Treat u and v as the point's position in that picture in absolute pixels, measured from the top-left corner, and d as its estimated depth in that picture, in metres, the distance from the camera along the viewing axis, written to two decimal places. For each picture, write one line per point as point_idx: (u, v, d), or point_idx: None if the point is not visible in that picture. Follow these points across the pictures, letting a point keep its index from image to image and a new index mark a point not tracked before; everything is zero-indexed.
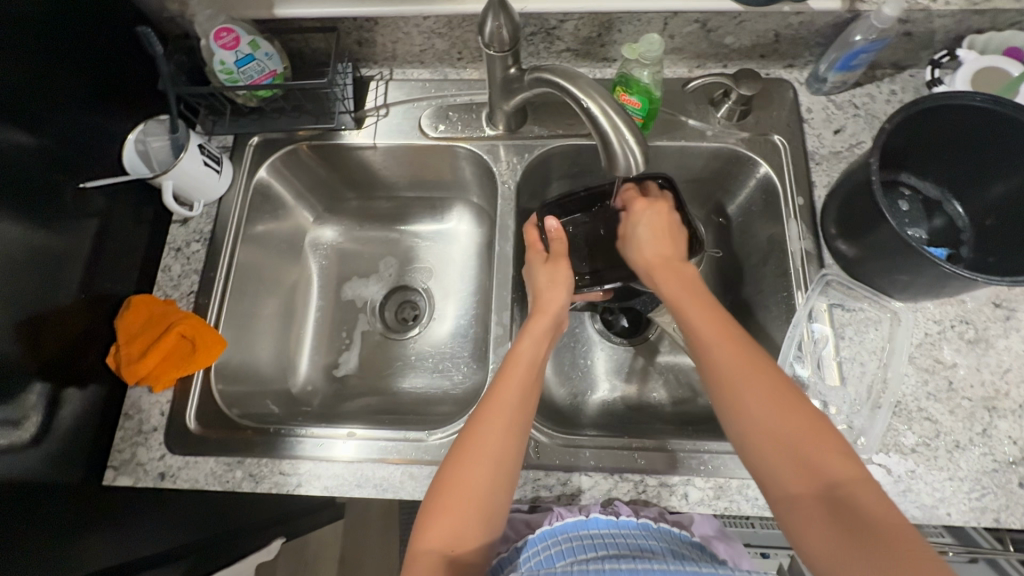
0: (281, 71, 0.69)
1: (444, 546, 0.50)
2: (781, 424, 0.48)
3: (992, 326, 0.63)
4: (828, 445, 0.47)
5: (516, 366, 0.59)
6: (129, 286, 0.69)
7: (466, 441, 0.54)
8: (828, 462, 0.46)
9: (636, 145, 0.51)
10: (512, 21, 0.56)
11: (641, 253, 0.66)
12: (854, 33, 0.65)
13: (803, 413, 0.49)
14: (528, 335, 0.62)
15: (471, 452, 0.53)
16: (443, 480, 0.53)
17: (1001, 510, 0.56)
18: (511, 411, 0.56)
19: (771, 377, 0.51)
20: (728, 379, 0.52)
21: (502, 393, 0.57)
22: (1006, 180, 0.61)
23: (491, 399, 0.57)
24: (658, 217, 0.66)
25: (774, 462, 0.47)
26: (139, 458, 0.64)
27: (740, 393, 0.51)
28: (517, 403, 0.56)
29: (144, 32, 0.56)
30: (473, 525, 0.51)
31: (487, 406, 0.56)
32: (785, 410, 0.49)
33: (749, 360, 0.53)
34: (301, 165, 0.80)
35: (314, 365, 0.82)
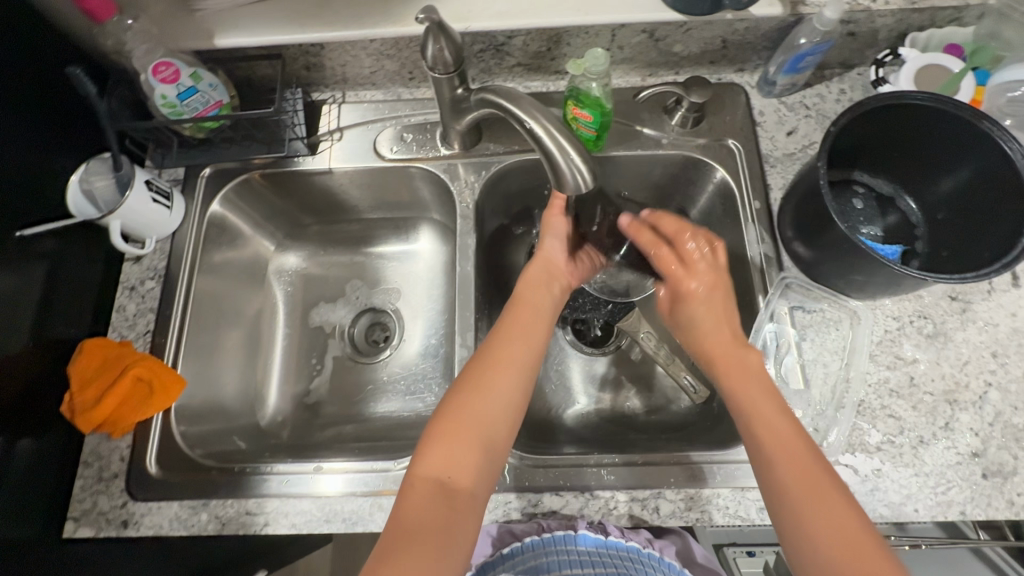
0: (228, 101, 0.68)
1: (441, 474, 0.52)
2: (799, 480, 0.49)
3: (949, 319, 0.64)
4: (844, 506, 0.48)
5: (526, 312, 0.64)
6: (82, 330, 0.68)
7: (469, 378, 0.58)
8: (852, 524, 0.46)
9: (582, 162, 0.52)
10: (453, 42, 0.56)
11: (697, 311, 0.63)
12: (799, 36, 0.65)
13: (823, 475, 0.49)
14: (528, 281, 0.67)
15: (476, 386, 0.57)
16: (443, 417, 0.55)
17: (966, 503, 0.57)
18: (517, 354, 0.59)
19: (795, 441, 0.51)
20: (758, 431, 0.53)
21: (511, 334, 0.61)
22: (953, 175, 0.62)
23: (504, 344, 0.60)
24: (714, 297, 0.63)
25: (804, 520, 0.48)
26: (100, 507, 0.62)
27: (766, 450, 0.51)
28: (527, 348, 0.60)
29: (75, 74, 0.57)
30: (471, 459, 0.53)
31: (493, 349, 0.60)
32: (796, 452, 0.51)
33: (773, 413, 0.53)
34: (256, 194, 0.79)
35: (282, 395, 0.80)
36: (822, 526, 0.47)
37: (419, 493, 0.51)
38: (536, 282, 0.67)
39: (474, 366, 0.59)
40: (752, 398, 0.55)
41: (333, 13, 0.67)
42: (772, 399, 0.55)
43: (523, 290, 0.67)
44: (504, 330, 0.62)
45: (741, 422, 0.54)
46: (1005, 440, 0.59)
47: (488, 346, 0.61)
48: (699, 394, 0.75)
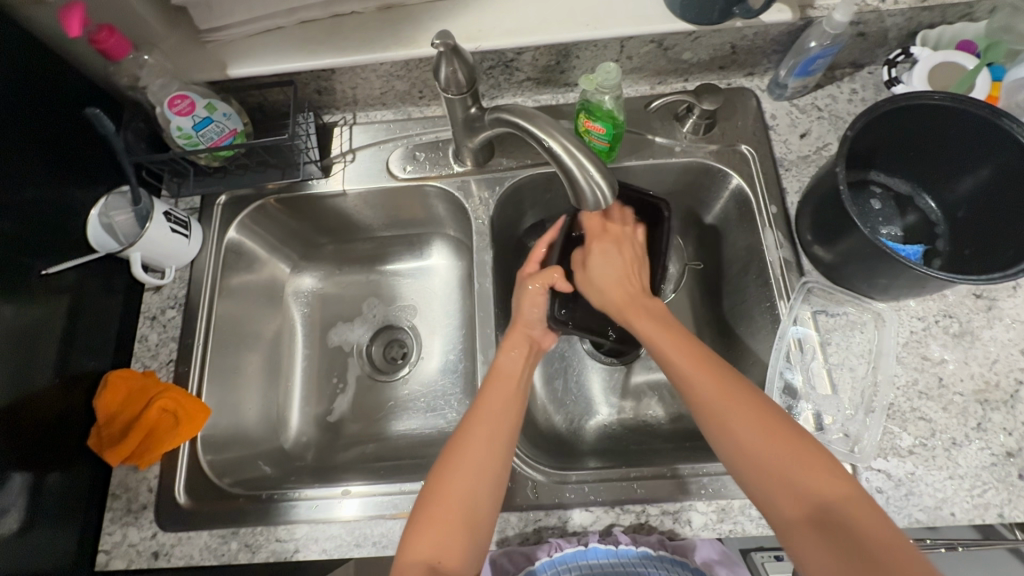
0: (242, 129, 0.69)
1: (429, 559, 0.50)
2: (766, 443, 0.49)
3: (975, 318, 0.64)
4: (810, 458, 0.48)
5: (505, 382, 0.61)
6: (106, 361, 0.68)
7: (450, 456, 0.56)
8: (817, 483, 0.47)
9: (601, 178, 0.51)
10: (466, 63, 0.56)
11: (608, 293, 0.65)
12: (809, 40, 0.65)
13: (785, 434, 0.50)
14: (508, 347, 0.64)
15: (455, 466, 0.55)
16: (428, 497, 0.54)
17: (1004, 505, 0.56)
18: (494, 423, 0.58)
19: (752, 413, 0.51)
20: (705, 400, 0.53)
21: (489, 405, 0.59)
22: (973, 173, 0.61)
23: (483, 417, 0.58)
24: (616, 256, 0.66)
25: (776, 493, 0.48)
26: (130, 539, 0.62)
27: (726, 420, 0.51)
28: (506, 419, 0.58)
29: (93, 114, 0.55)
30: (458, 542, 0.51)
31: (472, 423, 0.58)
32: (765, 428, 0.50)
33: (720, 382, 0.54)
34: (271, 219, 0.80)
35: (304, 417, 0.80)
36: (792, 491, 0.47)
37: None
38: (515, 350, 0.64)
39: (456, 443, 0.57)
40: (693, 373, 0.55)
41: (343, 38, 0.67)
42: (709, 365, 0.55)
43: (501, 361, 0.63)
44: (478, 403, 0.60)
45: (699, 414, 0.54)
46: None
47: (463, 423, 0.59)
48: None
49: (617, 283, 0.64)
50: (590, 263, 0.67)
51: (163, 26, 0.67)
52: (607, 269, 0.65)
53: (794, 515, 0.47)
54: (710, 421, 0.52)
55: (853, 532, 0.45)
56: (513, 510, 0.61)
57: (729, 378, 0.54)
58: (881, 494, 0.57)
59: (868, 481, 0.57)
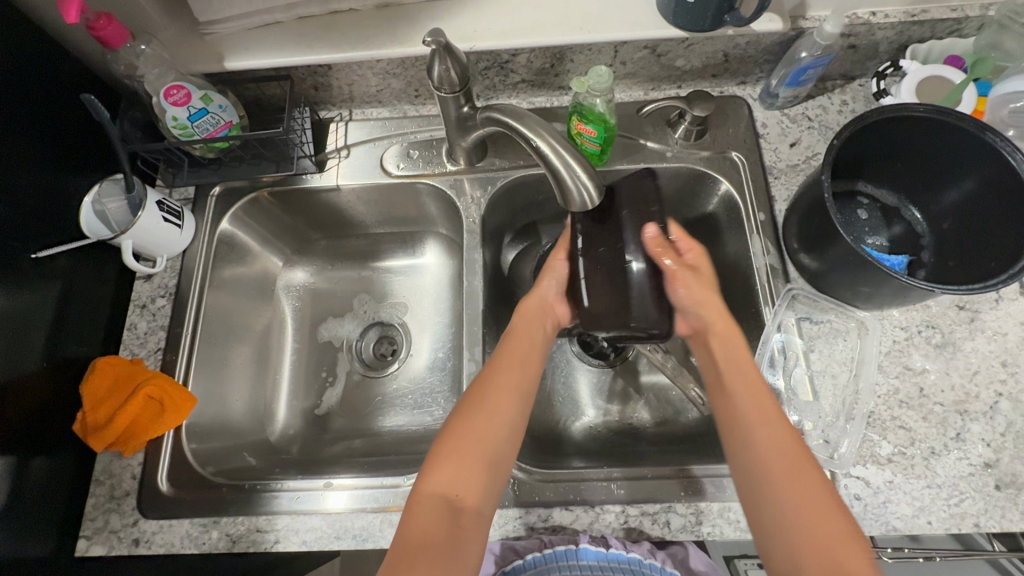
0: (237, 122, 0.69)
1: (445, 493, 0.52)
2: (776, 446, 0.52)
3: (957, 329, 0.64)
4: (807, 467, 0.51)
5: (522, 339, 0.64)
6: (94, 348, 0.68)
7: (473, 398, 0.58)
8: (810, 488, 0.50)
9: (588, 179, 0.52)
10: (459, 62, 0.57)
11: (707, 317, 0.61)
12: (800, 50, 0.66)
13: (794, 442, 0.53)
14: (523, 309, 0.67)
15: (477, 410, 0.57)
16: (448, 434, 0.56)
17: (981, 515, 0.56)
18: (515, 373, 0.60)
19: (792, 453, 0.52)
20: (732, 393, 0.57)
21: (510, 357, 0.62)
22: (958, 186, 0.62)
23: (507, 366, 0.61)
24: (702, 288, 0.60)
25: (769, 485, 0.51)
26: (111, 525, 0.62)
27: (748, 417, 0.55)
28: (527, 372, 0.61)
29: (89, 101, 0.56)
30: (475, 478, 0.53)
31: (493, 372, 0.60)
32: (796, 470, 0.51)
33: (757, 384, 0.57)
34: (265, 213, 0.80)
35: (291, 410, 0.81)
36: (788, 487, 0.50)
37: (421, 514, 0.51)
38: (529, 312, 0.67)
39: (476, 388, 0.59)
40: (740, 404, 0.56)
41: (341, 35, 0.68)
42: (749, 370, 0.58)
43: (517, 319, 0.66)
44: (503, 354, 0.62)
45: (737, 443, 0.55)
46: (1017, 450, 0.58)
47: (488, 368, 0.61)
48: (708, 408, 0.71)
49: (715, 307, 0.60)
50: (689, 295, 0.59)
51: (163, 17, 0.68)
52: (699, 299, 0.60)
53: (775, 508, 0.50)
54: (733, 418, 0.55)
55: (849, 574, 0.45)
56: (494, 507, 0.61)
57: (764, 384, 0.57)
58: (859, 501, 0.57)
59: (846, 488, 0.58)
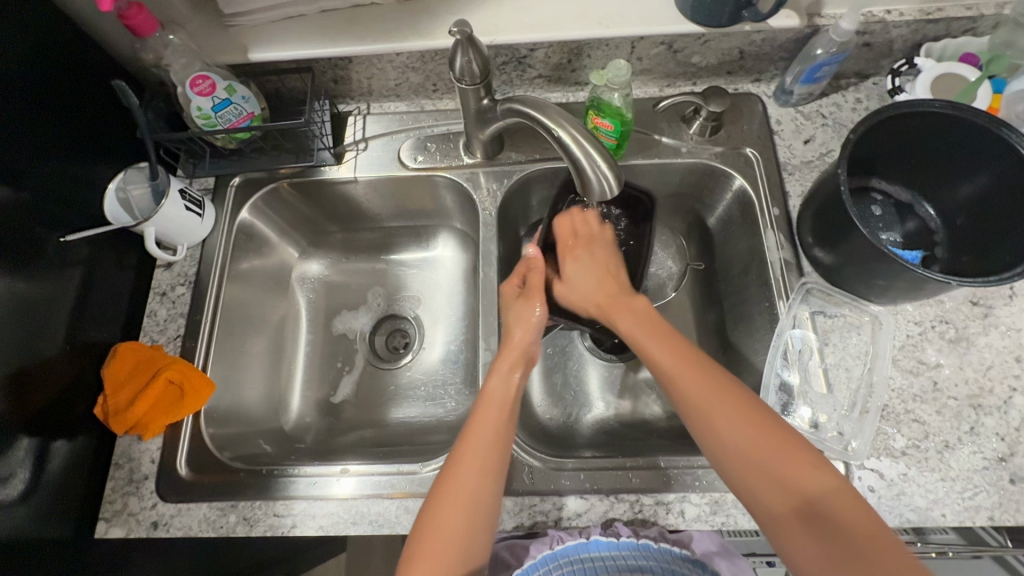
0: (259, 113, 0.71)
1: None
2: (749, 439, 0.52)
3: (971, 324, 0.65)
4: (792, 448, 0.51)
5: (488, 411, 0.59)
6: (115, 334, 0.69)
7: (443, 488, 0.55)
8: (803, 478, 0.49)
9: (608, 168, 0.53)
10: (481, 54, 0.58)
11: (585, 295, 0.68)
12: (816, 47, 0.67)
13: (772, 429, 0.52)
14: (496, 371, 0.62)
15: (448, 496, 0.54)
16: (422, 530, 0.53)
17: (994, 508, 0.56)
18: (486, 447, 0.57)
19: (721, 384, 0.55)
20: (696, 396, 0.55)
21: (478, 432, 0.58)
22: (972, 181, 0.62)
23: (466, 448, 0.57)
24: (592, 264, 0.69)
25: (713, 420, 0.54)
26: (130, 508, 0.63)
27: (713, 420, 0.53)
28: (494, 449, 0.57)
29: (120, 86, 0.57)
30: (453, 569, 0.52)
31: (460, 452, 0.57)
32: (749, 420, 0.52)
33: (717, 390, 0.55)
34: (283, 203, 0.81)
35: (306, 400, 0.81)
36: (789, 479, 0.49)
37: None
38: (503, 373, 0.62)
39: (446, 469, 0.56)
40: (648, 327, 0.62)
41: (362, 28, 0.70)
42: (709, 376, 0.56)
43: (491, 383, 0.61)
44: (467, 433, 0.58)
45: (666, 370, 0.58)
46: None
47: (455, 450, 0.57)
48: None
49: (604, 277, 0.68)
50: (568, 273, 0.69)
51: (188, 8, 0.69)
52: (585, 278, 0.68)
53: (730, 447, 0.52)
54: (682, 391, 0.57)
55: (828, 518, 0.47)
56: (509, 494, 0.61)
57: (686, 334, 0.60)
58: (873, 493, 0.58)
59: (860, 479, 0.58)
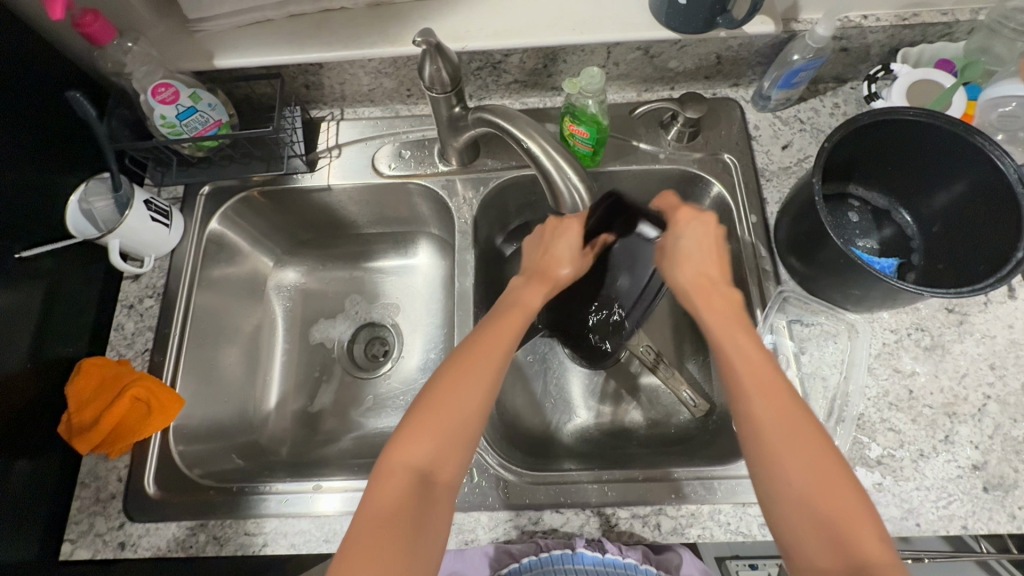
0: (226, 120, 0.69)
1: (420, 471, 0.47)
2: (819, 486, 0.44)
3: (947, 331, 0.65)
4: (860, 513, 0.43)
5: (512, 315, 0.54)
6: (80, 349, 0.67)
7: (451, 373, 0.50)
8: (870, 546, 0.41)
9: (579, 182, 0.54)
10: (451, 63, 0.56)
11: (684, 269, 0.54)
12: (792, 53, 0.66)
13: (847, 481, 0.44)
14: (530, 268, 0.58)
15: (454, 387, 0.50)
16: (423, 405, 0.49)
17: (968, 517, 0.56)
18: (501, 352, 0.52)
19: (790, 413, 0.46)
20: (764, 425, 0.46)
21: (495, 339, 0.52)
22: (947, 189, 0.62)
23: (483, 344, 0.52)
24: (704, 234, 0.55)
25: (770, 454, 0.45)
26: (97, 528, 0.61)
27: (776, 458, 0.45)
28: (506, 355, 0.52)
29: (75, 98, 0.55)
30: (454, 453, 0.48)
31: (473, 347, 0.52)
32: (810, 460, 0.44)
33: (787, 417, 0.46)
34: (256, 211, 0.80)
35: (282, 411, 0.80)
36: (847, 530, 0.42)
37: (389, 491, 0.46)
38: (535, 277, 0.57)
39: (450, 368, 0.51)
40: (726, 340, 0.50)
41: (333, 33, 0.68)
42: (790, 408, 0.46)
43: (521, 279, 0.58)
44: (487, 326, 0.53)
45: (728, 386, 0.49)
46: (1005, 452, 0.59)
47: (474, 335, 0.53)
48: (699, 408, 0.74)
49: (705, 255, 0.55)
50: (674, 235, 0.56)
51: (151, 13, 0.67)
52: (694, 246, 0.55)
53: (787, 490, 0.44)
54: (746, 417, 0.47)
55: None
56: (484, 509, 0.61)
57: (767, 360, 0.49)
58: None
59: None
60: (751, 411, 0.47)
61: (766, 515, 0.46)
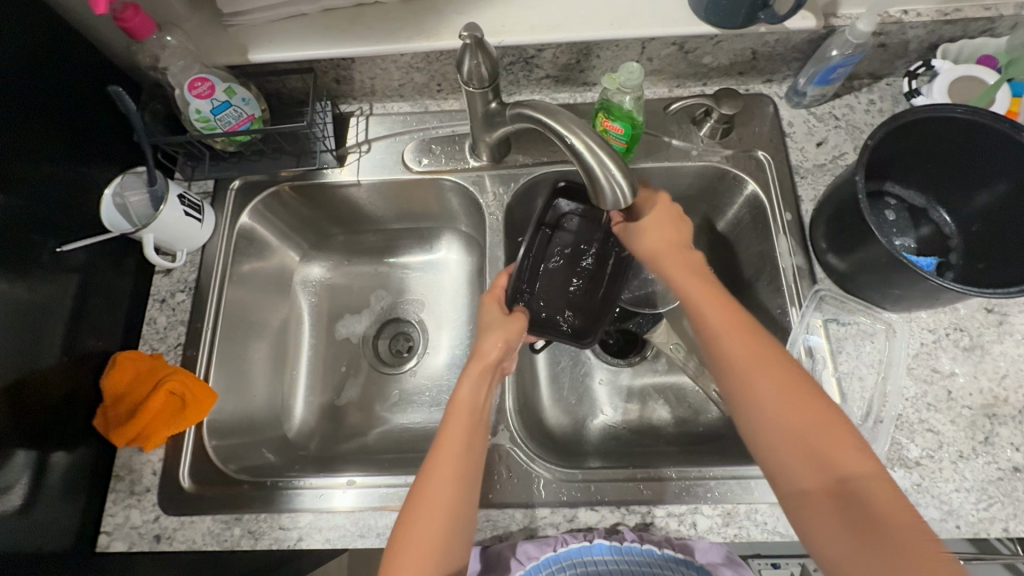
0: (259, 115, 0.69)
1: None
2: (795, 413, 0.48)
3: (986, 332, 0.64)
4: (832, 429, 0.47)
5: (458, 427, 0.55)
6: (114, 343, 0.68)
7: (413, 510, 0.51)
8: (837, 453, 0.46)
9: (622, 177, 0.51)
10: (490, 57, 0.56)
11: (645, 240, 0.61)
12: (831, 48, 0.65)
13: (813, 403, 0.49)
14: (465, 378, 0.58)
15: (416, 529, 0.50)
16: (392, 554, 0.49)
17: (1010, 519, 0.56)
18: (453, 474, 0.52)
19: (763, 350, 0.52)
20: (740, 361, 0.52)
21: (443, 469, 0.52)
22: (990, 188, 0.61)
23: (436, 474, 0.52)
24: (660, 213, 0.61)
25: (750, 390, 0.50)
26: (133, 521, 0.62)
27: (756, 391, 0.50)
28: (462, 467, 0.53)
29: (115, 92, 0.55)
30: None
31: (426, 475, 0.53)
32: (790, 392, 0.49)
33: (765, 355, 0.51)
34: (284, 206, 0.79)
35: (309, 406, 0.80)
36: (821, 445, 0.47)
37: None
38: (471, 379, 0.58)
39: (406, 513, 0.51)
40: (695, 291, 0.57)
41: (366, 27, 0.68)
42: (761, 341, 0.52)
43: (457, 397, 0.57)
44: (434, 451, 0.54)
45: (705, 332, 0.55)
46: None
47: (423, 466, 0.54)
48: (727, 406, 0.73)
49: (662, 234, 0.60)
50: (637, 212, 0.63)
51: (184, 7, 0.67)
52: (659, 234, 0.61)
53: (769, 422, 0.49)
54: (724, 359, 0.53)
55: (863, 503, 0.44)
56: (518, 506, 0.61)
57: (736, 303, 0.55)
58: None
59: None
60: (728, 351, 0.52)
61: (754, 448, 0.50)
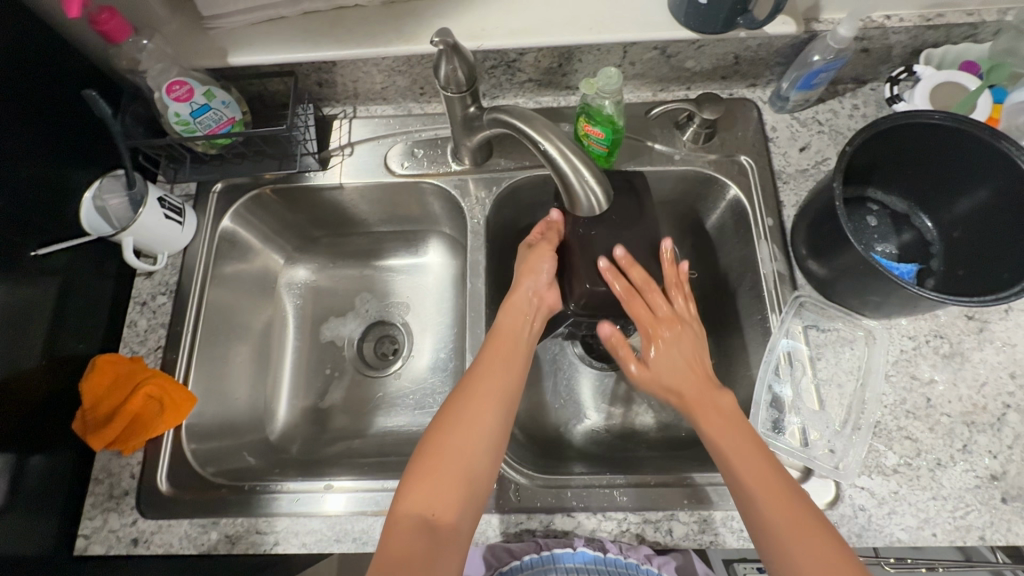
0: (240, 118, 0.69)
1: (424, 512, 0.51)
2: (801, 538, 0.48)
3: (966, 339, 0.64)
4: (839, 557, 0.47)
5: (503, 348, 0.62)
6: (93, 346, 0.67)
7: (448, 420, 0.57)
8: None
9: (595, 177, 0.53)
10: (467, 62, 0.56)
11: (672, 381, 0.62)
12: (812, 53, 0.65)
13: (821, 529, 0.49)
14: (508, 310, 0.66)
15: (446, 447, 0.55)
16: (425, 455, 0.55)
17: (985, 528, 0.55)
18: (490, 398, 0.58)
19: (773, 477, 0.52)
20: (750, 480, 0.52)
21: (485, 387, 0.59)
22: (970, 195, 0.61)
23: (480, 388, 0.59)
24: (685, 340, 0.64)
25: (762, 513, 0.50)
26: (110, 524, 0.62)
27: (763, 509, 0.50)
28: (499, 393, 0.59)
29: (89, 97, 0.56)
30: (455, 497, 0.53)
31: (471, 387, 0.59)
32: (797, 515, 0.49)
33: (773, 474, 0.52)
34: (266, 208, 0.79)
35: (292, 409, 0.80)
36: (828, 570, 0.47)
37: (400, 534, 0.50)
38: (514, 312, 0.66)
39: (442, 431, 0.57)
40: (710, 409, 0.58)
41: (347, 31, 0.67)
42: (769, 462, 0.53)
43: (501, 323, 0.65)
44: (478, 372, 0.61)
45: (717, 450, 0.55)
46: None
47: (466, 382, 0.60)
48: None
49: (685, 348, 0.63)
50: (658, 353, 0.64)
51: (165, 9, 0.67)
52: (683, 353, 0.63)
53: (782, 545, 0.49)
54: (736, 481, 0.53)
55: None
56: (495, 511, 0.60)
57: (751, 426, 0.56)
58: (863, 512, 0.57)
59: (851, 498, 0.57)
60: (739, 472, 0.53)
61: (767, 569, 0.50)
